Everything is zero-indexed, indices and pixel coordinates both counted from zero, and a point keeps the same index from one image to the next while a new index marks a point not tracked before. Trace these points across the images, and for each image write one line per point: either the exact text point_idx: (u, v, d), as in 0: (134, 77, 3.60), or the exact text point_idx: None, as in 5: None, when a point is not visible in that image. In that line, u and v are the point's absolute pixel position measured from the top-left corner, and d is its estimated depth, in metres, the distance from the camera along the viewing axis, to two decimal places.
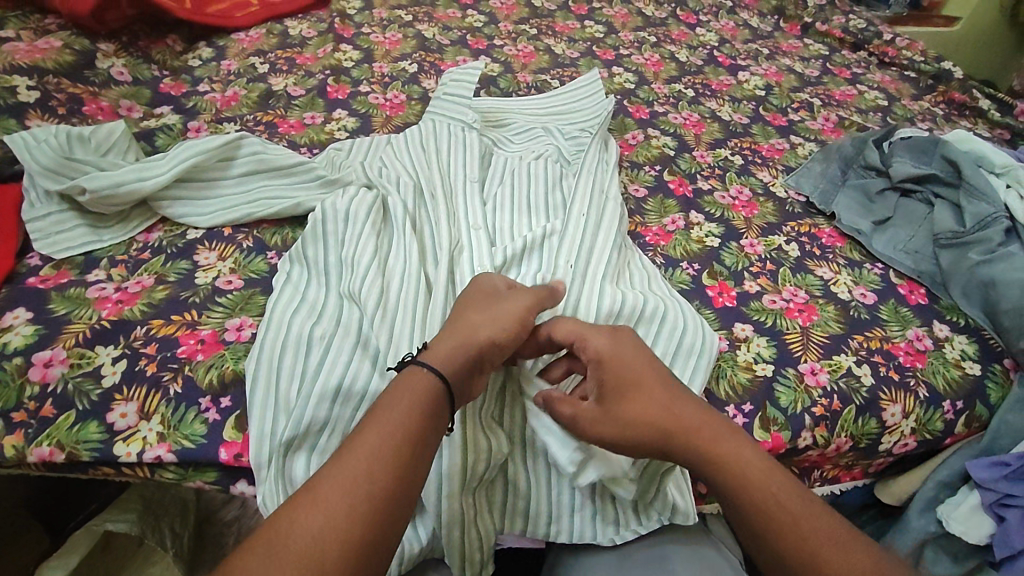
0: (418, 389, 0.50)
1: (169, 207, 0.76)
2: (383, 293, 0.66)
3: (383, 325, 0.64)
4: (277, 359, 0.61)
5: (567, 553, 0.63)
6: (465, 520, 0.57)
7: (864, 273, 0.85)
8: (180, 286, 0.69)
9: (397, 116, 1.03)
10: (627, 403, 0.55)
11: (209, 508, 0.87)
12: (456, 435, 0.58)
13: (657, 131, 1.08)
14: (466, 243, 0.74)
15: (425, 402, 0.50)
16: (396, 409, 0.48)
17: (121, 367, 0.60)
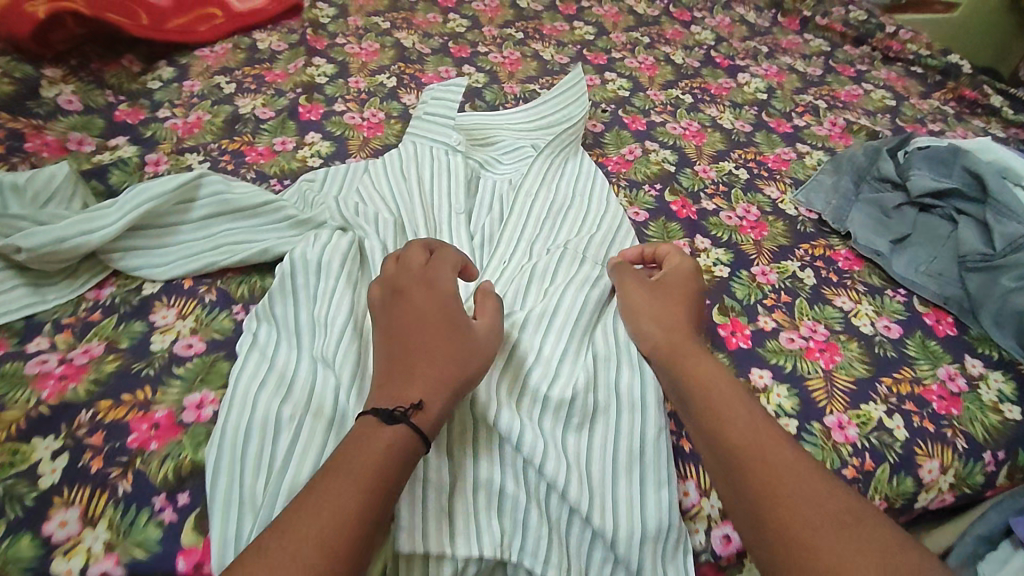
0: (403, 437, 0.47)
1: (123, 259, 0.69)
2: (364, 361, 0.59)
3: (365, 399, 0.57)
4: (242, 445, 0.54)
5: None
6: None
7: (887, 301, 0.79)
8: (132, 355, 0.63)
9: (375, 137, 0.95)
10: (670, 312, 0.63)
11: None
12: (446, 537, 0.51)
13: (655, 144, 1.00)
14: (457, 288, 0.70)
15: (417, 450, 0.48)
16: (379, 445, 0.47)
17: (61, 463, 0.54)
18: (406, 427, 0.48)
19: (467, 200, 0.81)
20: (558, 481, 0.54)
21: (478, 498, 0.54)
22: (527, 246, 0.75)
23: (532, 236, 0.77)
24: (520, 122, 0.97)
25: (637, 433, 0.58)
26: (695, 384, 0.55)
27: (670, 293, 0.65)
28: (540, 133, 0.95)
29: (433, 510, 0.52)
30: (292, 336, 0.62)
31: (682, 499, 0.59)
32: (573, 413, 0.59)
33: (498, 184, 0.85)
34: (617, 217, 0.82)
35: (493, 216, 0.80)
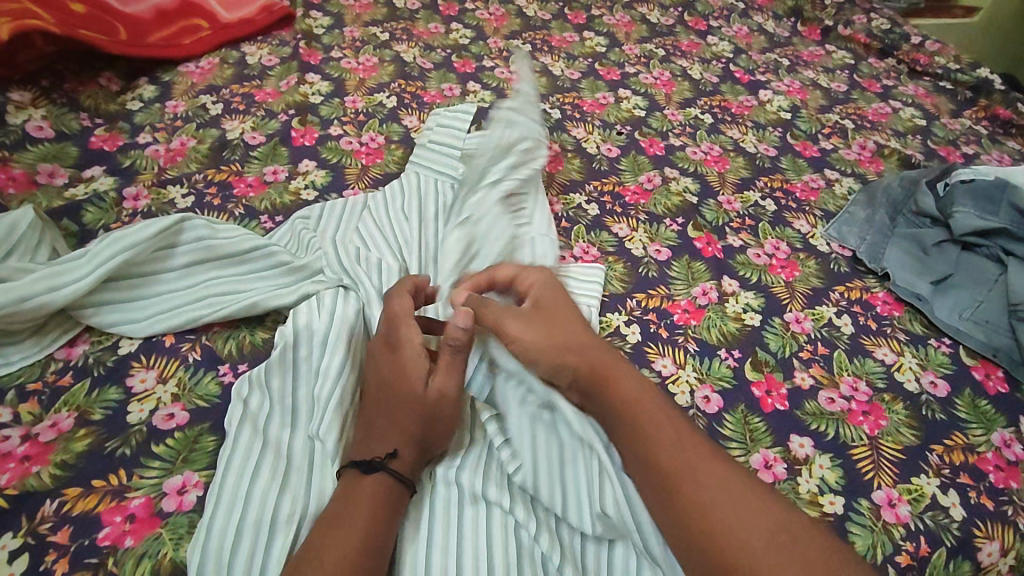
0: (384, 486, 0.48)
1: (95, 315, 0.62)
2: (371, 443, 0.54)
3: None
4: (231, 546, 0.47)
5: None
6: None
7: (931, 353, 0.73)
8: (106, 429, 0.55)
9: (374, 165, 0.88)
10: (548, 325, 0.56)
11: None
12: None
13: (675, 170, 0.94)
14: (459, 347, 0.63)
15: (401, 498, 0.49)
16: (365, 496, 0.47)
17: (20, 567, 0.46)
18: (385, 476, 0.49)
19: (474, 232, 0.75)
20: None
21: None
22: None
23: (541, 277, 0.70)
24: None
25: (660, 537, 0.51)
26: (617, 406, 0.51)
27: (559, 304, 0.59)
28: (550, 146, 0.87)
29: None
30: (288, 415, 0.56)
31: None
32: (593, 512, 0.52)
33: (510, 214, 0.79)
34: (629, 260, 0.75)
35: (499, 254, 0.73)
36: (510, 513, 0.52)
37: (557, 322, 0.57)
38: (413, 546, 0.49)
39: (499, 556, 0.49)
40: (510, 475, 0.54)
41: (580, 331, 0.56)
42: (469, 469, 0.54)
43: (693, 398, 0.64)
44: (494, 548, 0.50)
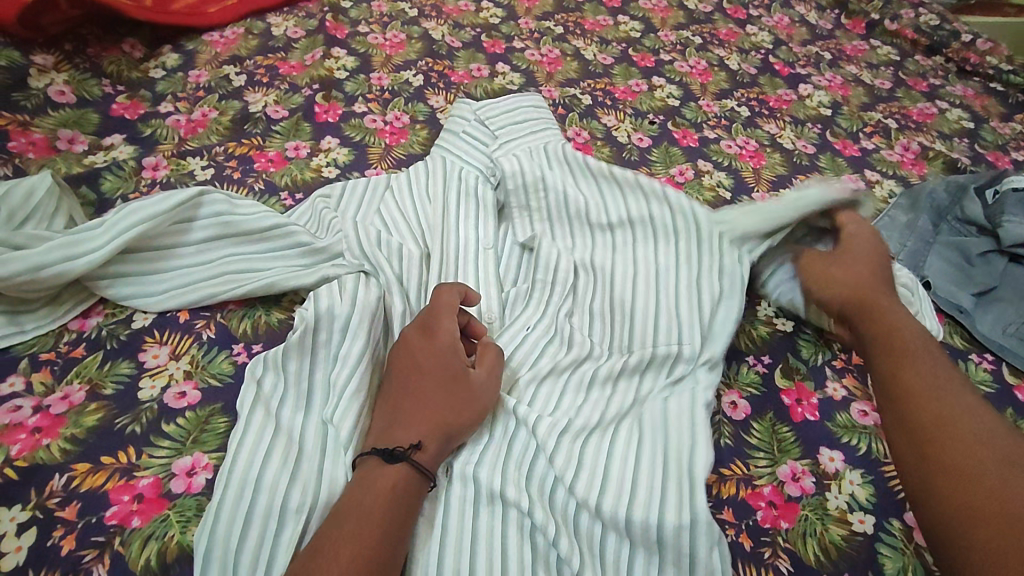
0: (405, 477, 0.46)
1: (111, 287, 0.61)
2: None
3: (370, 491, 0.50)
4: (237, 535, 0.46)
5: None
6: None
7: (971, 369, 0.69)
8: (117, 405, 0.54)
9: (398, 145, 0.85)
10: (856, 284, 0.64)
11: None
12: None
13: (709, 164, 0.90)
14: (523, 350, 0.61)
15: (419, 490, 0.47)
16: (380, 488, 0.46)
17: (28, 541, 0.45)
18: (406, 466, 0.47)
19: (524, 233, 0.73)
20: None
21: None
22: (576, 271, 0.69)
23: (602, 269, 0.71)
24: (550, 126, 0.84)
25: (704, 515, 0.50)
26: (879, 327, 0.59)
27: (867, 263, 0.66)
28: (559, 128, 0.84)
29: None
30: (302, 399, 0.54)
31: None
32: (635, 492, 0.51)
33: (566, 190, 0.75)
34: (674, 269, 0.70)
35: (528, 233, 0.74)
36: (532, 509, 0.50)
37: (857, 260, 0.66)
38: (425, 543, 0.47)
39: (513, 558, 0.47)
40: (529, 471, 0.52)
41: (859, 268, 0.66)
42: (487, 465, 0.52)
43: (720, 404, 0.62)
44: (509, 549, 0.48)
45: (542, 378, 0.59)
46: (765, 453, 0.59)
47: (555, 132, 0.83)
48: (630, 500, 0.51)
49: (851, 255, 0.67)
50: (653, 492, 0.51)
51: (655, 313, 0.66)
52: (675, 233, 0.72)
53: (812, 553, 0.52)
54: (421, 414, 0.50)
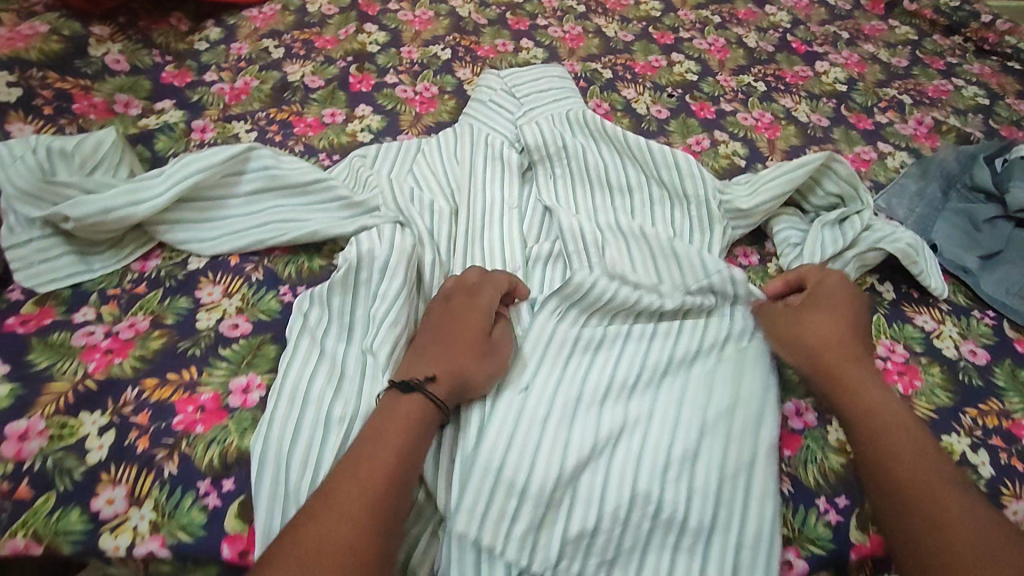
0: (419, 406, 0.52)
1: (169, 232, 0.67)
2: None
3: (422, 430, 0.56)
4: (289, 441, 0.52)
5: None
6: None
7: (973, 324, 0.73)
8: (178, 333, 0.60)
9: (427, 114, 0.90)
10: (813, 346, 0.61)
11: None
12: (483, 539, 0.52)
13: (725, 134, 0.94)
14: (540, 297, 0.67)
15: (430, 423, 0.52)
16: (400, 423, 0.50)
17: (108, 440, 0.52)
18: (421, 397, 0.52)
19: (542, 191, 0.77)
20: (612, 498, 0.53)
21: (515, 526, 0.52)
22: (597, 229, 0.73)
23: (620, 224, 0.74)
24: (573, 94, 0.88)
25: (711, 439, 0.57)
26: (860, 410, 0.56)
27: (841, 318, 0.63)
28: (581, 96, 0.88)
29: (483, 510, 0.52)
30: (345, 330, 0.59)
31: (749, 523, 0.54)
32: (653, 416, 0.58)
33: (588, 154, 0.78)
34: (686, 231, 0.74)
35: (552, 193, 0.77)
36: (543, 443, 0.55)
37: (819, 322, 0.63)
38: (465, 453, 0.55)
39: (541, 469, 0.54)
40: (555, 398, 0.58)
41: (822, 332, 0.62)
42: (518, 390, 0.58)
43: None
44: (537, 463, 0.54)
45: (559, 328, 0.63)
46: (779, 386, 0.63)
47: (578, 100, 0.87)
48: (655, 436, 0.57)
49: (811, 313, 0.64)
50: (679, 431, 0.57)
51: (669, 266, 0.70)
52: (686, 195, 0.76)
53: (812, 478, 0.59)
54: (442, 355, 0.56)
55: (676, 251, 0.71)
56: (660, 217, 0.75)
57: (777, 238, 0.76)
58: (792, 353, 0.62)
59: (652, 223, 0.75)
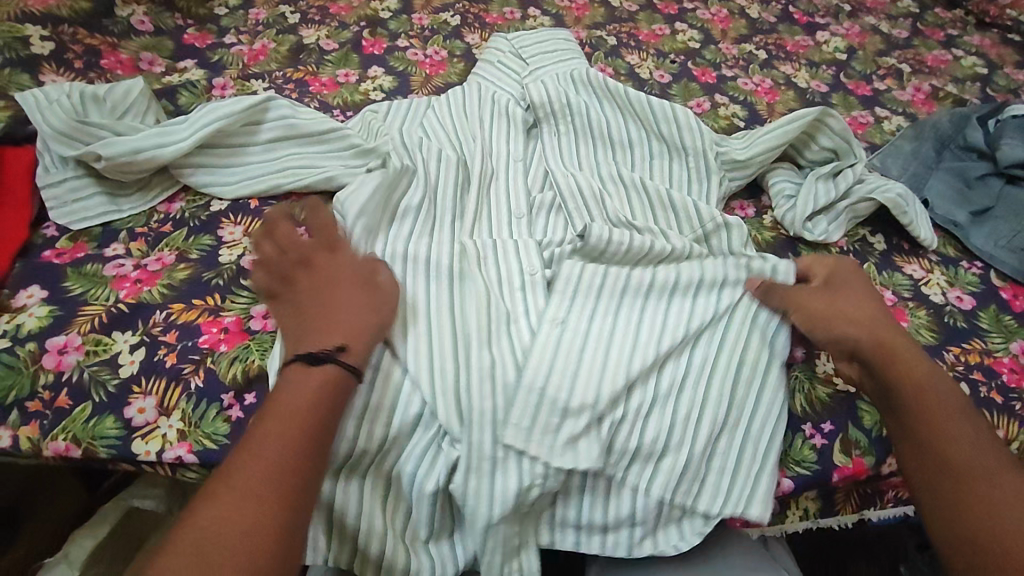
0: (332, 376, 0.49)
1: (192, 176, 0.70)
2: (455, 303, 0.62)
3: (445, 357, 0.58)
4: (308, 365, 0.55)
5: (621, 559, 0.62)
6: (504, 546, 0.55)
7: (961, 273, 0.75)
8: (202, 265, 0.64)
9: (437, 76, 0.93)
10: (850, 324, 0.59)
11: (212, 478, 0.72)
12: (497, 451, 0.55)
13: (725, 98, 0.97)
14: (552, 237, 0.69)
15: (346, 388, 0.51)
16: (310, 388, 0.49)
17: (139, 357, 0.56)
18: (333, 366, 0.50)
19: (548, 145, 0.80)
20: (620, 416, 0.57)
21: (559, 440, 0.55)
22: (601, 181, 0.76)
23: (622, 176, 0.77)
24: (575, 55, 0.90)
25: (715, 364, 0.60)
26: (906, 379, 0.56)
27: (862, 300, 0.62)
28: (585, 58, 0.91)
29: (498, 422, 0.56)
30: None
31: (746, 448, 0.58)
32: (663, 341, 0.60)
33: (590, 110, 0.81)
34: (684, 182, 0.77)
35: (556, 147, 0.80)
36: (584, 364, 0.58)
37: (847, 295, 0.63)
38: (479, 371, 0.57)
39: (555, 387, 0.57)
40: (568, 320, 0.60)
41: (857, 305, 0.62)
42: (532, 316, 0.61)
43: None
44: (552, 381, 0.57)
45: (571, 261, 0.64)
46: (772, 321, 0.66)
47: (580, 61, 0.90)
48: (673, 371, 0.59)
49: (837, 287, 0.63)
50: (695, 369, 0.60)
51: (669, 215, 0.73)
52: (685, 149, 0.79)
53: (800, 405, 0.62)
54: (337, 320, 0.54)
55: (672, 200, 0.74)
56: (659, 170, 0.78)
57: (773, 191, 0.79)
58: (838, 337, 0.59)
59: (651, 176, 0.78)
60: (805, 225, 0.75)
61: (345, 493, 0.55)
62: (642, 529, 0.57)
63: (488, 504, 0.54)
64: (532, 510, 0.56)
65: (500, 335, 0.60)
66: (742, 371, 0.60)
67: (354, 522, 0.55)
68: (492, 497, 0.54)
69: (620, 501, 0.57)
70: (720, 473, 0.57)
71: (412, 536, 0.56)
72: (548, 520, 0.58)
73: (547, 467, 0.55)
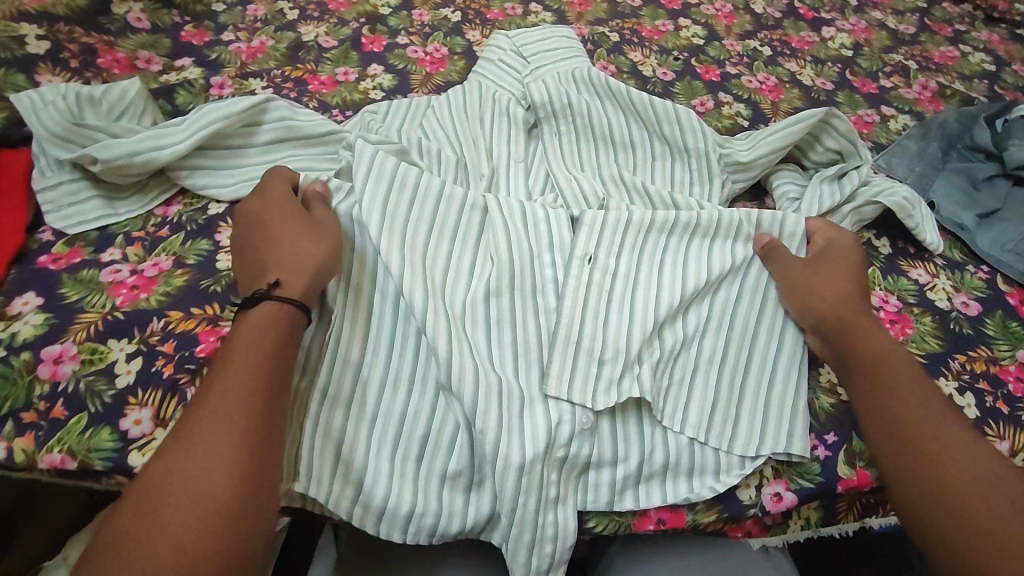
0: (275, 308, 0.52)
1: (190, 178, 0.70)
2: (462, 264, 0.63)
3: (441, 305, 0.60)
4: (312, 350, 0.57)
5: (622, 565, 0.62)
6: (542, 498, 0.55)
7: (967, 278, 0.75)
8: (200, 271, 0.63)
9: (437, 73, 0.92)
10: (833, 294, 0.63)
11: None
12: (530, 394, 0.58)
13: (729, 96, 0.95)
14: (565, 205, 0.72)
15: (290, 314, 0.52)
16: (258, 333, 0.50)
17: (136, 366, 0.55)
18: (271, 300, 0.52)
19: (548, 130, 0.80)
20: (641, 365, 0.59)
21: (600, 385, 0.58)
22: (602, 182, 0.75)
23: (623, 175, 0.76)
24: (576, 50, 0.90)
25: (728, 331, 0.64)
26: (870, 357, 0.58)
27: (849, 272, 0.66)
28: (586, 56, 0.90)
29: (533, 360, 0.60)
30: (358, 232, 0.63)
31: (762, 413, 0.61)
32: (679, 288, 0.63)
33: (592, 110, 0.80)
34: (686, 184, 0.77)
35: (557, 147, 0.79)
36: (611, 319, 0.61)
37: (828, 269, 0.65)
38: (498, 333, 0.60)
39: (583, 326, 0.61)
40: (589, 263, 0.64)
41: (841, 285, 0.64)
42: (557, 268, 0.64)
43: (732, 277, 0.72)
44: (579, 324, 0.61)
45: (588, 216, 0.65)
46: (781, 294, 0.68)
47: (581, 57, 0.89)
48: (695, 318, 0.64)
49: (821, 266, 0.66)
50: (713, 323, 0.64)
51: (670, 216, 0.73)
52: (687, 150, 0.78)
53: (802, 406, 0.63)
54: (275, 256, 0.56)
55: (675, 202, 0.73)
56: (661, 171, 0.78)
57: (777, 194, 0.78)
58: (807, 307, 0.63)
59: (654, 178, 0.77)
60: None
61: (354, 431, 0.56)
62: (674, 474, 0.59)
63: (518, 443, 0.55)
64: (567, 459, 0.57)
65: (502, 275, 0.62)
66: (762, 327, 0.64)
67: (365, 461, 0.55)
68: (524, 441, 0.55)
69: (653, 450, 0.59)
70: (750, 420, 0.61)
71: (426, 483, 0.55)
72: (581, 476, 0.58)
73: (574, 407, 0.58)
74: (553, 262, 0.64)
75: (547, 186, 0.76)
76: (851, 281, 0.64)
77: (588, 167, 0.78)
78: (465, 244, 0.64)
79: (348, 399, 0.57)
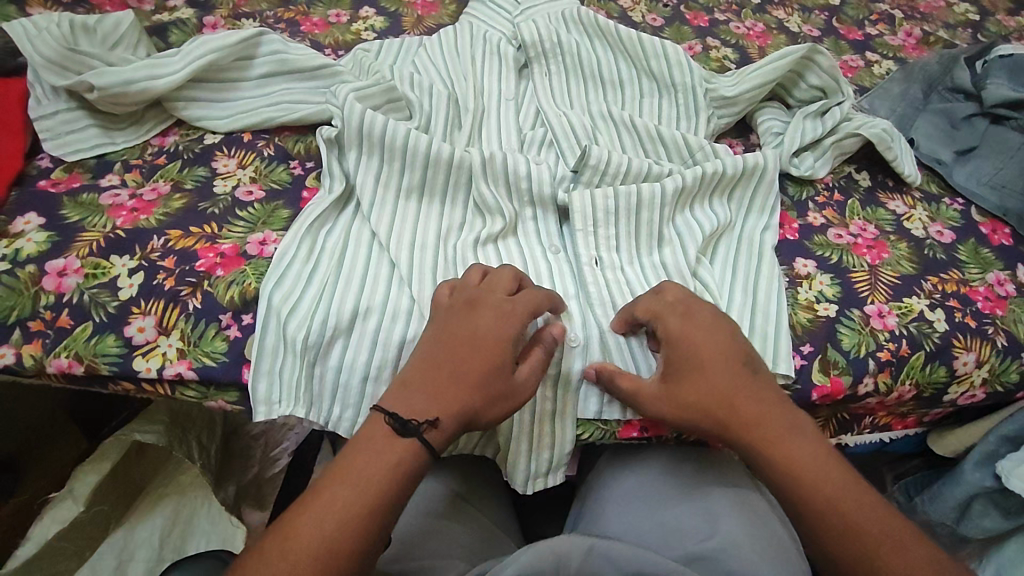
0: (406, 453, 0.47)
1: (186, 110, 0.71)
2: (450, 210, 0.66)
3: (428, 256, 0.62)
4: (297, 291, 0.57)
5: (606, 475, 0.66)
6: (539, 414, 0.59)
7: (942, 209, 0.77)
8: (198, 196, 0.65)
9: (429, 17, 0.93)
10: (693, 395, 0.54)
11: (209, 414, 0.81)
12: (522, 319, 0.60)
13: (717, 41, 0.97)
14: (549, 161, 0.74)
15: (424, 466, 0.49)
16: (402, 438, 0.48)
17: (138, 280, 0.57)
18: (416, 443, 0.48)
19: (537, 72, 0.81)
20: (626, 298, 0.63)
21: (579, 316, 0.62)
22: (592, 118, 0.77)
23: (612, 113, 0.77)
24: None
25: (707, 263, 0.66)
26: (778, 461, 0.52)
27: (708, 321, 0.56)
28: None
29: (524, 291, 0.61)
30: (341, 202, 0.65)
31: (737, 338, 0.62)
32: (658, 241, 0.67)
33: (581, 49, 0.81)
34: (674, 121, 0.79)
35: (547, 84, 0.80)
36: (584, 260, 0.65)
37: (699, 376, 0.54)
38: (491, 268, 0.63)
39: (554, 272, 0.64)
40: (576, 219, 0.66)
41: (711, 375, 0.54)
42: (542, 222, 0.67)
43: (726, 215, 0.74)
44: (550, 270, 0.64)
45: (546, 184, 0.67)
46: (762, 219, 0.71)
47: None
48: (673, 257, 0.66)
49: (683, 371, 0.54)
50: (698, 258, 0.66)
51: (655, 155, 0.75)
52: (675, 88, 0.80)
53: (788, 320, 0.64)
54: (449, 396, 0.50)
55: (662, 135, 0.75)
56: (651, 109, 0.79)
57: (761, 130, 0.79)
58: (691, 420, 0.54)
59: (641, 115, 0.79)
60: (791, 160, 0.75)
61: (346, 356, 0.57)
62: None
63: None
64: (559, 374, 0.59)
65: (489, 225, 0.65)
66: (747, 259, 0.67)
67: (362, 386, 0.56)
68: None
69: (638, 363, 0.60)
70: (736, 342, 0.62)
71: None
72: (576, 389, 0.60)
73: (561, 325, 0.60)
74: (535, 217, 0.68)
75: (535, 122, 0.78)
76: (727, 369, 0.54)
77: (578, 106, 0.79)
78: (454, 201, 0.66)
79: (347, 328, 0.56)
